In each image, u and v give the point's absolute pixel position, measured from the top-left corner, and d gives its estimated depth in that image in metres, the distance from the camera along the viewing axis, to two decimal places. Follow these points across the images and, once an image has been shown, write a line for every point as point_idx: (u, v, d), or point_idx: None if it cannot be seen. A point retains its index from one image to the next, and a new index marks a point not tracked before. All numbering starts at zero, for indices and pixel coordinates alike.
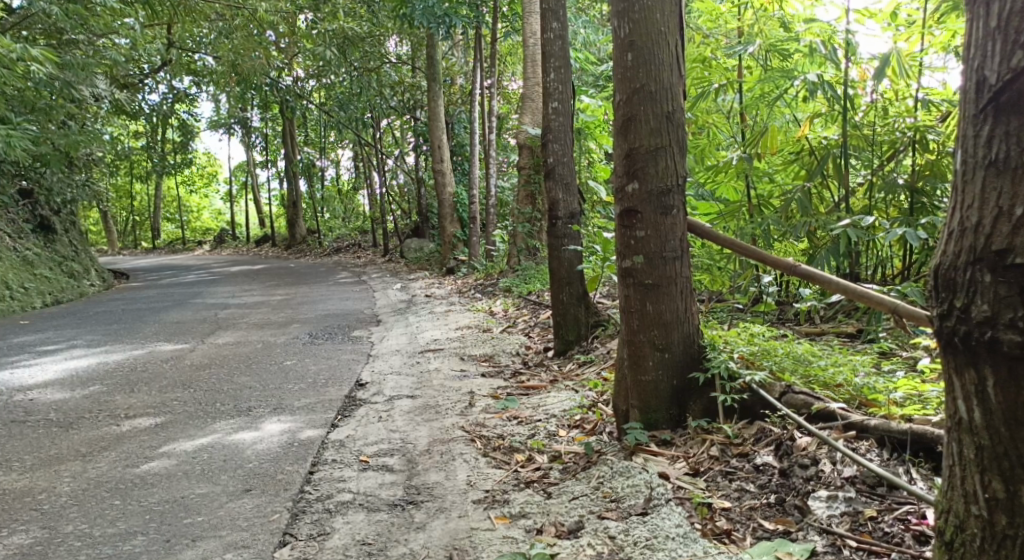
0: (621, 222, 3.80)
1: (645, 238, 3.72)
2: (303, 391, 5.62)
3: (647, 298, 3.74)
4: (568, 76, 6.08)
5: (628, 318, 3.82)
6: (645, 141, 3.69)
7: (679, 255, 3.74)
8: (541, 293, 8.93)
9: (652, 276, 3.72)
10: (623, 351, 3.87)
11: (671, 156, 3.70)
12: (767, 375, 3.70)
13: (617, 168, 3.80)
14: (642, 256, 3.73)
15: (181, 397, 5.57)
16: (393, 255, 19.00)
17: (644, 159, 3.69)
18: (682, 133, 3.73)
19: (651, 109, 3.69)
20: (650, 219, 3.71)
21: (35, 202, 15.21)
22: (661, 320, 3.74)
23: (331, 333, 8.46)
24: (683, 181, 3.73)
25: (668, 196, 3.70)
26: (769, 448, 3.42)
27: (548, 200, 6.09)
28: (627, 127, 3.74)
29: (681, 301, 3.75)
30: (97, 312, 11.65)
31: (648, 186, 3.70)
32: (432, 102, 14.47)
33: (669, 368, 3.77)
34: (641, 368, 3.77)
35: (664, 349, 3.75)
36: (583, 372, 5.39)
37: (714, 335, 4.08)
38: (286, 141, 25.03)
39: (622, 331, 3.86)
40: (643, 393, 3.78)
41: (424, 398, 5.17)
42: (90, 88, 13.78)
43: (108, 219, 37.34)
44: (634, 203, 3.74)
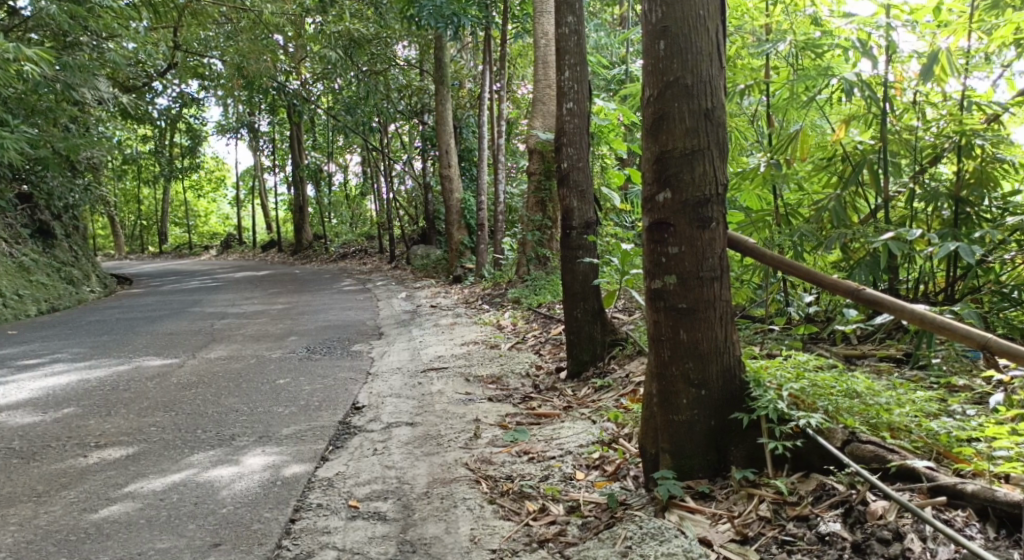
0: (649, 237, 3.32)
1: (680, 255, 3.25)
2: (292, 416, 5.15)
3: (680, 324, 3.26)
4: (583, 74, 5.64)
5: (656, 349, 3.35)
6: (679, 143, 3.23)
7: (718, 274, 3.27)
8: (552, 306, 8.43)
9: (686, 300, 3.25)
10: (651, 386, 3.40)
11: (709, 160, 3.23)
12: (827, 418, 3.23)
13: (646, 175, 3.32)
14: (675, 277, 3.26)
15: (160, 422, 5.10)
16: (399, 262, 18.54)
17: (678, 164, 3.23)
18: (722, 134, 3.25)
19: (685, 107, 3.21)
20: (685, 231, 3.24)
21: (34, 207, 14.78)
22: (696, 351, 3.26)
23: (330, 347, 7.99)
24: (723, 190, 3.26)
25: (705, 207, 3.23)
26: (835, 512, 2.97)
27: (562, 208, 5.61)
28: (658, 126, 3.26)
29: (720, 330, 3.28)
30: (90, 321, 11.22)
31: (681, 193, 3.23)
32: (440, 105, 14.01)
33: (707, 408, 3.30)
34: (673, 406, 3.31)
35: (701, 384, 3.28)
36: (600, 398, 4.91)
37: (757, 367, 3.59)
38: (293, 146, 24.64)
39: (650, 364, 3.39)
40: (675, 436, 3.32)
41: (425, 427, 4.71)
42: (92, 92, 13.38)
43: (116, 224, 36.99)
44: (666, 215, 3.27)
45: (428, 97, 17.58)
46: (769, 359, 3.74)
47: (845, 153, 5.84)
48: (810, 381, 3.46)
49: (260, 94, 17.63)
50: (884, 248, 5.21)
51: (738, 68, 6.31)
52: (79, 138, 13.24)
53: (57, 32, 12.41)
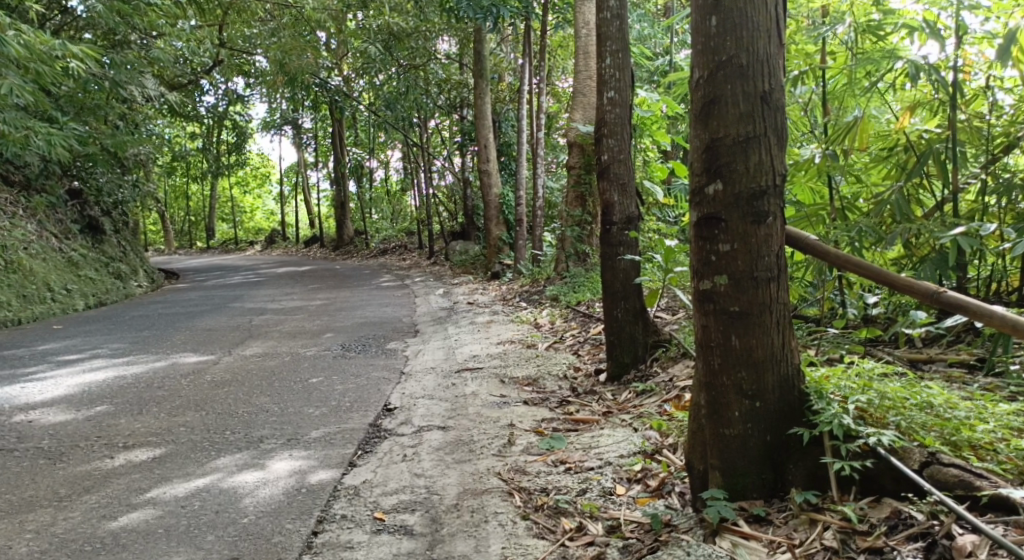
0: (698, 232, 3.07)
1: (731, 252, 2.99)
2: (322, 418, 4.98)
3: (732, 329, 3.01)
4: (626, 61, 5.36)
5: (704, 356, 3.09)
6: (731, 129, 2.97)
7: (775, 274, 3.01)
8: (591, 304, 8.18)
9: (738, 302, 2.99)
10: (700, 396, 3.15)
11: (764, 148, 2.96)
12: (901, 436, 2.97)
13: (694, 164, 3.07)
14: (726, 276, 3.00)
15: (189, 422, 4.96)
16: (438, 258, 18.40)
17: (730, 152, 2.97)
18: (780, 118, 2.98)
19: (740, 88, 2.95)
20: (737, 225, 2.98)
21: (83, 202, 14.90)
22: (749, 359, 3.00)
23: (365, 345, 7.83)
24: (780, 181, 3.00)
25: (759, 199, 2.97)
26: (914, 545, 2.72)
27: (602, 202, 5.36)
28: (709, 110, 3.00)
29: (777, 336, 3.02)
30: (133, 316, 11.23)
31: (732, 183, 2.97)
32: (479, 99, 13.83)
33: (762, 421, 3.04)
34: (724, 420, 3.06)
35: (754, 395, 3.02)
36: (643, 403, 4.66)
37: (820, 375, 3.33)
38: (335, 142, 24.66)
39: (698, 372, 3.14)
40: (726, 452, 3.06)
41: (457, 431, 4.50)
42: (140, 89, 13.47)
43: (164, 220, 37.51)
44: (716, 208, 3.01)
45: (468, 91, 17.40)
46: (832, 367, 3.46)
47: (908, 142, 5.53)
48: (878, 392, 3.20)
49: (303, 90, 17.62)
50: (952, 244, 4.89)
51: (792, 54, 5.99)
52: (125, 134, 13.33)
53: (108, 30, 12.51)
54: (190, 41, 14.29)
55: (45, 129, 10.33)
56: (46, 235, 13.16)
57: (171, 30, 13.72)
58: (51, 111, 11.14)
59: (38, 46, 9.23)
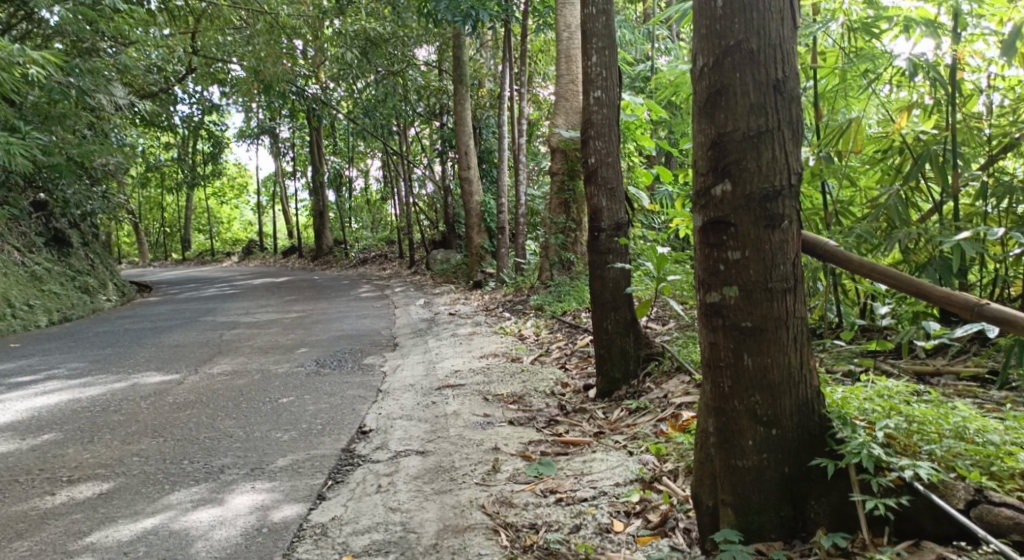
0: (704, 238, 2.82)
1: (742, 260, 2.75)
2: (291, 444, 4.61)
3: (744, 347, 2.77)
4: (613, 59, 5.06)
5: (713, 376, 2.85)
6: (741, 123, 2.72)
7: (791, 284, 2.77)
8: (578, 314, 7.86)
9: (751, 317, 2.75)
10: (708, 422, 2.90)
11: (778, 143, 2.72)
12: (938, 468, 2.73)
13: (699, 163, 2.83)
14: (737, 288, 2.76)
15: (144, 450, 4.59)
16: (419, 267, 18.02)
17: (740, 149, 2.73)
18: (795, 110, 2.74)
19: (750, 77, 2.71)
20: (749, 230, 2.74)
21: (49, 214, 14.43)
22: (764, 380, 2.76)
23: (341, 360, 7.47)
24: (795, 181, 2.76)
25: (773, 201, 2.73)
26: None
27: (589, 208, 5.04)
28: (715, 102, 2.76)
29: (794, 355, 2.78)
30: (98, 332, 10.79)
31: (743, 183, 2.73)
32: (458, 105, 13.51)
33: (778, 450, 2.79)
34: (737, 450, 2.81)
35: (770, 422, 2.77)
36: (637, 423, 4.35)
37: (841, 398, 3.09)
38: (313, 151, 24.25)
39: (706, 395, 2.89)
40: (739, 485, 2.81)
41: (437, 457, 4.16)
42: (108, 97, 13.03)
43: (140, 232, 36.88)
44: (725, 211, 2.76)
45: (447, 97, 17.07)
46: (851, 387, 3.22)
47: (903, 145, 5.19)
48: (906, 416, 2.97)
49: (279, 98, 17.26)
50: (955, 250, 4.61)
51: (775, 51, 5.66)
52: (94, 144, 12.93)
53: (76, 38, 12.10)
54: (159, 48, 13.97)
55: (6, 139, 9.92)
56: (8, 249, 12.69)
57: (140, 38, 13.35)
58: (13, 121, 10.70)
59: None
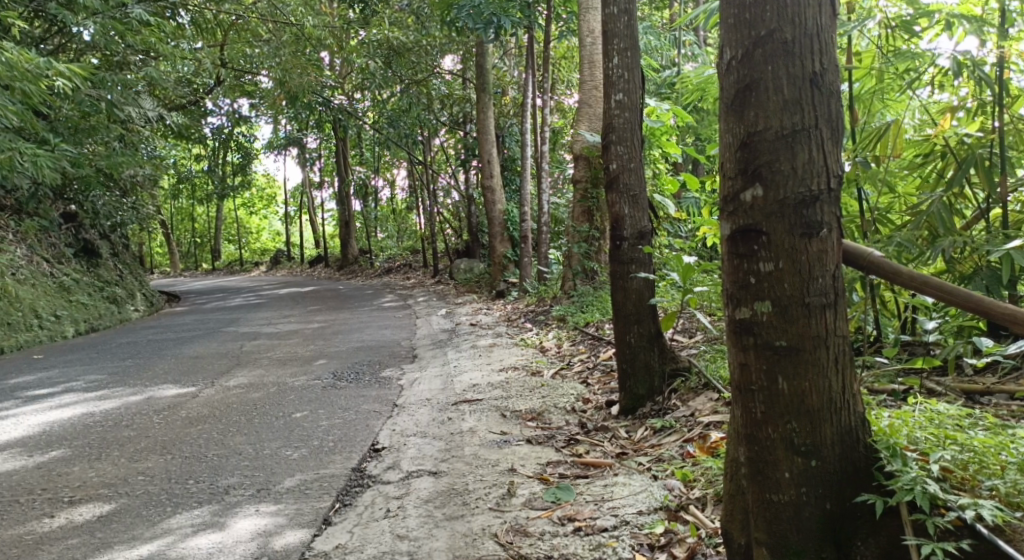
0: (732, 249, 2.62)
1: (776, 273, 2.53)
2: (301, 462, 4.44)
3: (778, 368, 2.55)
4: (635, 61, 4.82)
5: (745, 401, 2.64)
6: (773, 121, 2.52)
7: (830, 300, 2.55)
8: (601, 325, 7.63)
9: (786, 335, 2.54)
10: (740, 451, 2.68)
11: (815, 143, 2.51)
12: (1002, 507, 2.50)
13: (727, 167, 2.63)
14: (770, 304, 2.55)
15: (150, 468, 4.43)
16: (443, 276, 17.88)
17: (772, 149, 2.52)
18: (834, 106, 2.53)
19: (783, 69, 2.50)
20: (782, 240, 2.52)
21: (78, 225, 14.48)
22: (802, 406, 2.54)
23: (359, 373, 7.30)
24: (835, 185, 2.54)
25: (809, 207, 2.51)
26: None
27: (611, 216, 4.82)
28: (744, 97, 2.56)
29: (835, 379, 2.56)
30: (121, 343, 10.72)
31: (775, 186, 2.52)
32: (482, 113, 13.35)
33: (818, 482, 2.56)
34: (772, 482, 2.59)
35: (809, 452, 2.55)
36: (662, 443, 4.13)
37: (891, 425, 2.87)
38: (340, 161, 24.27)
39: (737, 422, 2.68)
40: (776, 522, 2.59)
41: (451, 477, 3.96)
42: (139, 110, 13.06)
43: (171, 242, 37.16)
44: (755, 218, 2.56)
45: (470, 106, 16.89)
46: (900, 412, 3.00)
47: (944, 148, 4.93)
48: (962, 446, 2.74)
49: (305, 109, 17.21)
50: (1006, 259, 4.34)
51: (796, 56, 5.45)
52: (122, 155, 12.92)
53: (107, 51, 12.16)
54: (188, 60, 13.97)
55: (29, 151, 9.86)
56: (37, 260, 12.71)
57: (172, 52, 13.42)
58: (42, 133, 10.67)
59: (24, 65, 8.76)
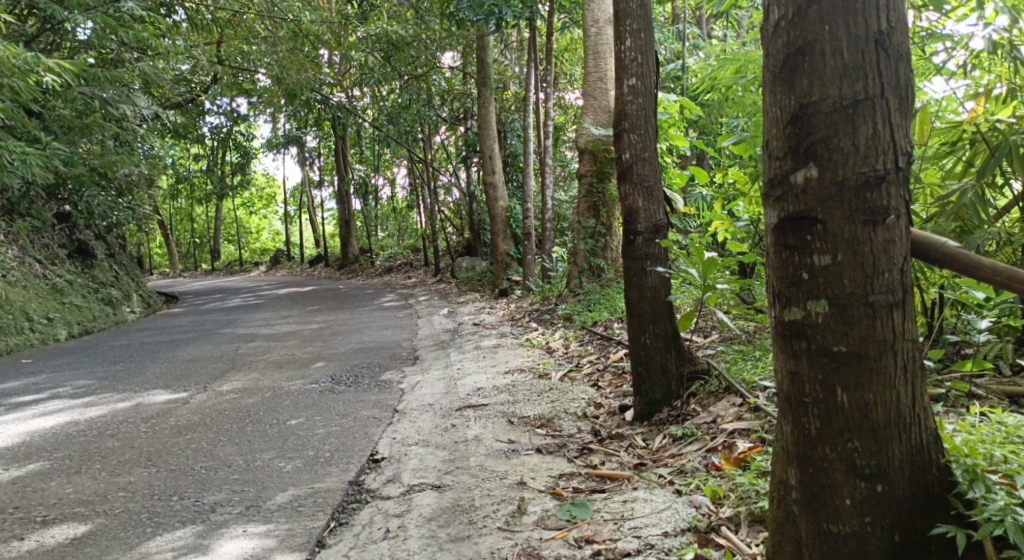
0: (782, 242, 2.45)
1: (835, 267, 2.36)
2: (294, 475, 4.14)
3: (835, 376, 2.39)
4: (649, 43, 4.51)
5: (797, 416, 2.47)
6: (830, 91, 2.35)
7: (896, 299, 2.37)
8: (609, 324, 7.34)
9: (846, 340, 2.37)
10: (789, 472, 2.52)
11: (880, 114, 2.33)
12: None
13: (776, 148, 2.46)
14: (826, 303, 2.38)
15: (133, 482, 4.14)
16: (444, 275, 17.58)
17: (830, 125, 2.35)
18: (902, 71, 2.35)
19: (843, 30, 2.33)
20: (843, 229, 2.35)
21: (73, 226, 14.17)
22: (865, 422, 2.38)
23: (358, 376, 7.01)
24: (902, 166, 2.36)
25: (873, 190, 2.34)
26: None
27: (623, 209, 4.51)
28: (795, 65, 2.40)
29: (903, 390, 2.39)
30: (113, 346, 10.40)
31: (834, 166, 2.35)
32: (483, 108, 13.03)
33: (883, 509, 2.40)
34: (831, 511, 2.42)
35: (873, 476, 2.39)
36: (684, 453, 3.83)
37: (967, 442, 2.74)
38: (339, 159, 23.95)
39: (789, 439, 2.51)
40: (834, 555, 2.43)
41: (456, 491, 3.67)
42: (136, 109, 12.77)
43: (170, 243, 36.83)
44: (809, 204, 2.39)
45: (471, 101, 16.52)
46: (972, 429, 2.87)
47: (975, 135, 4.41)
48: None
49: (304, 107, 16.87)
50: None
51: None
52: (117, 155, 12.55)
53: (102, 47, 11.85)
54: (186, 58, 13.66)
55: (18, 150, 9.51)
56: (30, 261, 12.41)
57: (168, 50, 13.14)
58: (33, 131, 10.32)
59: (10, 60, 8.39)
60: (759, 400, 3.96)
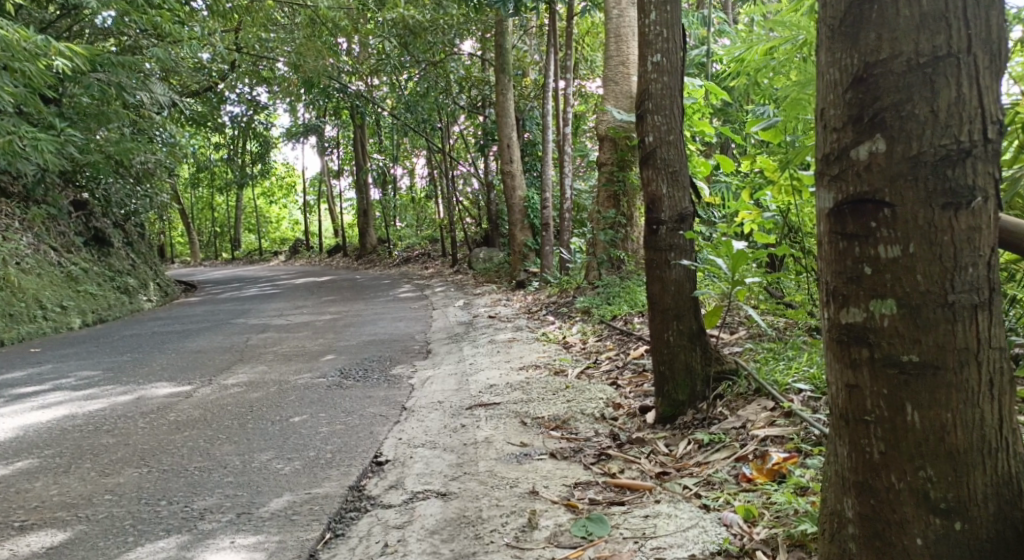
0: (842, 232, 2.20)
1: (905, 263, 2.10)
2: (291, 477, 3.87)
3: (904, 389, 2.12)
4: (675, 16, 4.17)
5: (856, 436, 2.22)
6: (902, 47, 2.07)
7: (981, 299, 2.08)
8: (629, 319, 7.02)
9: (919, 349, 2.10)
10: (846, 502, 2.28)
11: (965, 73, 2.04)
12: None
13: (836, 120, 2.20)
14: (894, 304, 2.11)
15: (120, 484, 3.89)
16: (461, 266, 17.28)
17: (902, 89, 2.07)
18: (992, 20, 2.05)
19: None
20: (917, 215, 2.08)
21: (88, 213, 13.97)
22: (940, 446, 2.11)
23: (368, 370, 6.73)
24: (991, 139, 2.05)
25: (955, 167, 2.05)
26: None
27: (646, 196, 4.19)
28: (860, 14, 2.12)
29: (987, 407, 2.10)
30: (122, 336, 10.18)
31: (907, 137, 2.08)
32: (502, 95, 12.70)
33: (959, 548, 2.13)
34: (898, 548, 2.19)
35: (950, 511, 2.12)
36: (711, 462, 3.53)
37: None
38: (358, 148, 23.67)
39: (848, 462, 2.27)
40: None
41: (463, 499, 3.38)
42: (156, 96, 12.53)
43: (190, 233, 36.77)
44: (875, 186, 2.13)
45: (490, 89, 16.15)
46: None
47: None
48: None
49: (321, 96, 16.57)
50: None
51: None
52: (133, 142, 12.31)
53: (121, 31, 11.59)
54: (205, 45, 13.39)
55: (28, 136, 9.19)
56: (44, 248, 12.22)
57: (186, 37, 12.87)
58: (46, 117, 10.06)
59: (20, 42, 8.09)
60: (793, 405, 3.70)
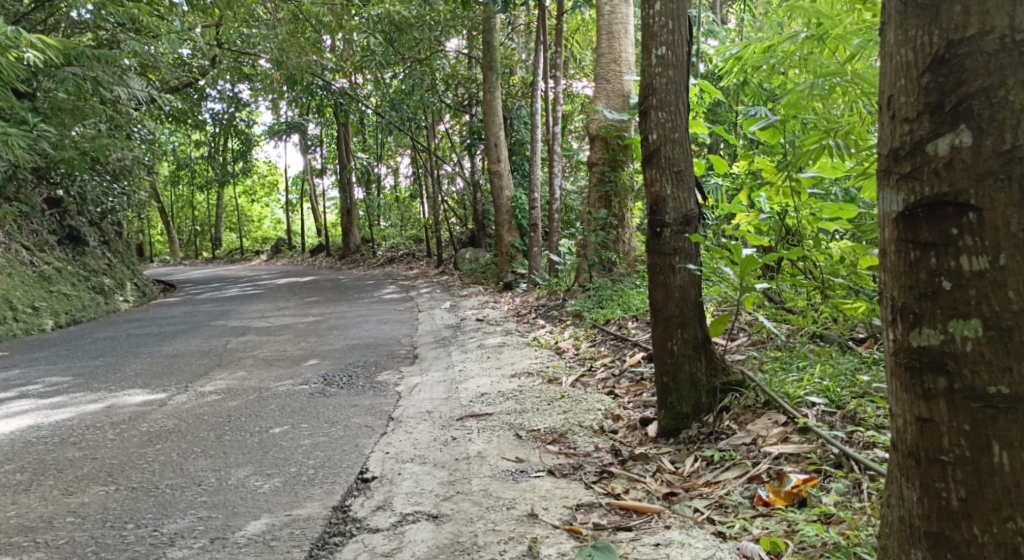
0: (915, 240, 2.00)
1: (995, 276, 1.90)
2: (270, 497, 3.60)
3: (993, 421, 1.91)
4: (682, 7, 3.94)
5: (929, 478, 2.01)
6: (993, 23, 1.90)
7: None
8: (624, 323, 6.79)
9: (1008, 377, 1.90)
10: (915, 553, 2.07)
11: None
12: None
13: (909, 112, 2.01)
14: (979, 325, 1.91)
15: (83, 504, 3.61)
16: (446, 267, 16.98)
17: (992, 72, 1.90)
18: None
19: None
20: (1008, 220, 1.88)
21: (63, 211, 13.58)
22: None
23: (351, 376, 6.46)
24: None
25: None
26: None
27: (649, 198, 3.95)
28: None
29: None
30: (96, 338, 9.84)
31: (998, 128, 1.89)
32: (489, 93, 12.43)
33: None
34: None
35: None
36: (722, 483, 3.30)
37: None
38: (341, 146, 23.29)
39: (918, 506, 2.05)
40: None
41: (456, 523, 3.13)
42: (135, 91, 12.17)
43: (170, 231, 36.23)
44: (957, 187, 1.94)
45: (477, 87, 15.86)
46: None
47: None
48: None
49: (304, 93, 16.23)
50: None
51: (850, 9, 4.49)
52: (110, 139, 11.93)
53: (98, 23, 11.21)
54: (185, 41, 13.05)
55: None
56: (15, 248, 11.83)
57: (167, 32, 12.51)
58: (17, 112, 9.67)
59: None
60: (809, 421, 3.48)
